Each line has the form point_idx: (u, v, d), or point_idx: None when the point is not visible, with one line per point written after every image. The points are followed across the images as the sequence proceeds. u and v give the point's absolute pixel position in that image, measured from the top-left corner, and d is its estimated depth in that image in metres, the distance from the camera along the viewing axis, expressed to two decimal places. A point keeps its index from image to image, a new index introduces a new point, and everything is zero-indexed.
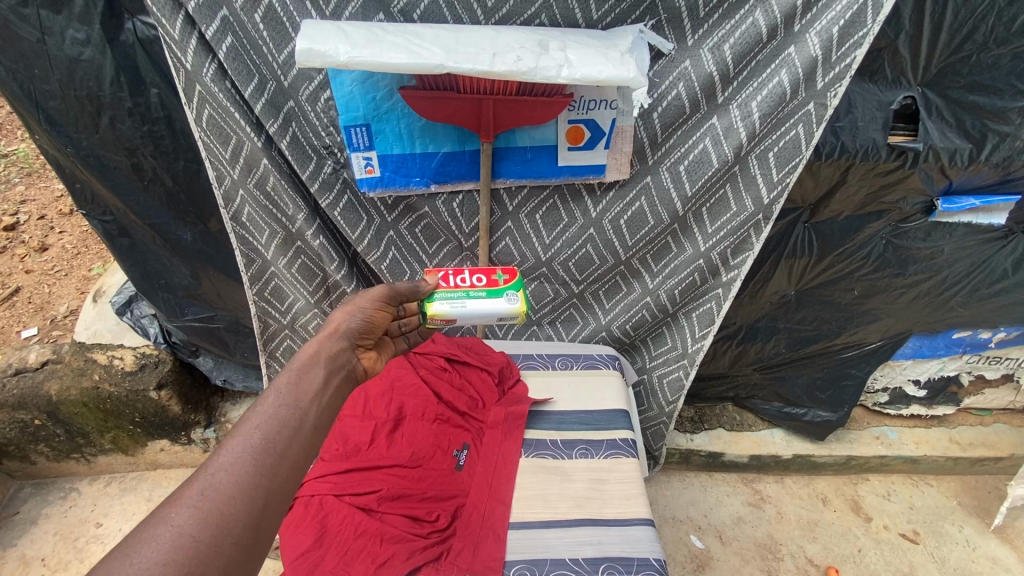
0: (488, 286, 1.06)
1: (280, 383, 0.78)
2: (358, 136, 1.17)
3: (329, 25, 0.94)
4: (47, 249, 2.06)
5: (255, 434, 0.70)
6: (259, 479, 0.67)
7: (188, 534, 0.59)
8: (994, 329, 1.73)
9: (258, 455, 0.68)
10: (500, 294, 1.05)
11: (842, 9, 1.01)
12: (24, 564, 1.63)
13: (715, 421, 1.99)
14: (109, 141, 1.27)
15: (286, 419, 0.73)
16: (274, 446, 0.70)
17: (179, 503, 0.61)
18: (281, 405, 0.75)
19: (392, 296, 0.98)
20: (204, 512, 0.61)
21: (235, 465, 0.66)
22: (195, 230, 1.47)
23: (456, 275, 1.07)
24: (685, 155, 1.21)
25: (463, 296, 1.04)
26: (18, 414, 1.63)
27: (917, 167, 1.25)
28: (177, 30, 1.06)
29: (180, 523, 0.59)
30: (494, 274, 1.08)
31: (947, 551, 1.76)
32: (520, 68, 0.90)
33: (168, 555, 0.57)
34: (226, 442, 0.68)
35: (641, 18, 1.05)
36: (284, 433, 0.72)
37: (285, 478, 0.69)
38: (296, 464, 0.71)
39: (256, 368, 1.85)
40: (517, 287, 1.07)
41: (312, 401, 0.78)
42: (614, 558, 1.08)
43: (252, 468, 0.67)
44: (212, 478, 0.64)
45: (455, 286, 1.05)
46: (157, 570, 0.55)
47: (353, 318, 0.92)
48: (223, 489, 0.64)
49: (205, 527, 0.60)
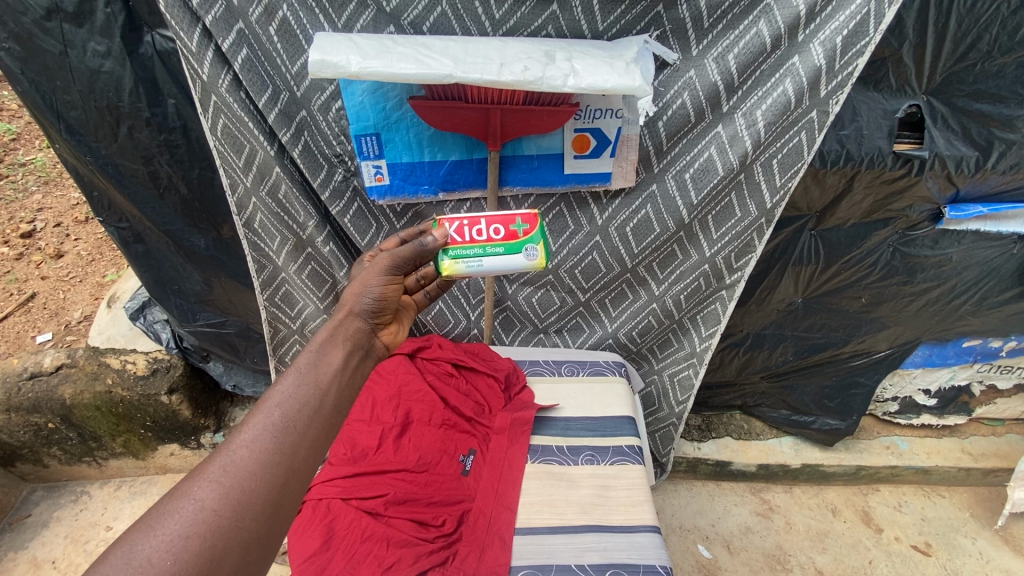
0: (506, 240, 1.00)
1: (300, 364, 0.78)
2: (369, 145, 1.20)
3: (341, 37, 0.97)
4: (62, 256, 2.11)
5: (276, 413, 0.71)
6: (278, 457, 0.67)
7: (209, 508, 0.61)
8: (1005, 337, 1.72)
9: (278, 434, 0.69)
10: (518, 249, 1.01)
11: (845, 20, 1.02)
12: (35, 566, 1.64)
13: (723, 430, 1.97)
14: (127, 149, 1.30)
15: (306, 399, 0.74)
16: (295, 426, 0.71)
17: (201, 477, 0.63)
18: (301, 385, 0.75)
19: (399, 263, 0.94)
20: (225, 487, 0.63)
21: (256, 442, 0.67)
22: (208, 236, 1.50)
23: (470, 227, 1.00)
24: (690, 163, 1.22)
25: (479, 253, 1.00)
26: (32, 418, 1.65)
27: (924, 175, 1.27)
28: (195, 43, 1.08)
29: (202, 497, 0.62)
30: (513, 223, 1.00)
31: (960, 564, 1.74)
32: (527, 79, 0.92)
33: (190, 528, 0.59)
34: (248, 420, 0.69)
35: (646, 29, 1.07)
36: (305, 412, 0.73)
37: (305, 457, 0.70)
38: (315, 443, 0.71)
39: (265, 373, 1.87)
40: (536, 240, 1.01)
41: (332, 381, 0.78)
42: (619, 564, 1.07)
43: (273, 444, 0.68)
44: (233, 454, 0.66)
45: (470, 242, 0.99)
46: (180, 543, 0.58)
47: (366, 301, 0.91)
48: (244, 466, 0.65)
49: (226, 501, 0.62)
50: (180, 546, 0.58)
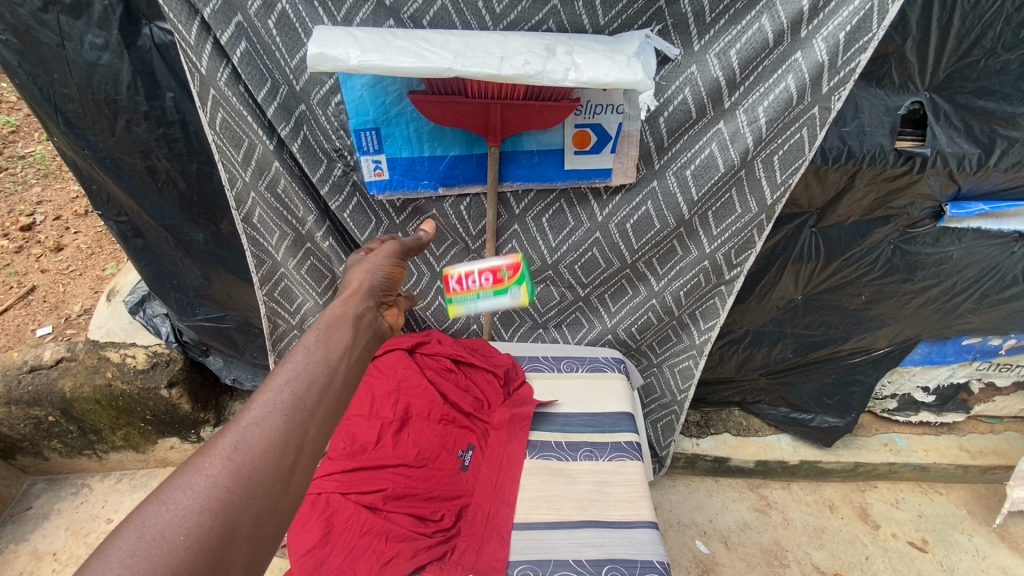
0: (495, 285, 1.13)
1: (308, 343, 0.78)
2: (368, 140, 1.19)
3: (339, 31, 0.96)
4: (62, 249, 2.10)
5: (285, 391, 0.70)
6: (289, 435, 0.67)
7: (221, 484, 0.60)
8: (1005, 336, 1.71)
9: (288, 412, 0.69)
10: (506, 294, 1.14)
11: (848, 15, 1.01)
12: (36, 559, 1.65)
13: (722, 426, 1.98)
14: (125, 143, 1.30)
15: (315, 377, 0.74)
16: (303, 404, 0.70)
17: (211, 453, 0.62)
18: (310, 363, 0.75)
19: (404, 250, 1.05)
20: (237, 464, 0.62)
21: (266, 420, 0.67)
22: (206, 231, 1.49)
23: (467, 273, 1.11)
24: (691, 159, 1.22)
25: (475, 297, 1.13)
26: (33, 411, 1.66)
27: (926, 172, 1.26)
28: (193, 36, 1.08)
29: (213, 473, 0.60)
30: (501, 269, 1.12)
31: (956, 560, 1.74)
32: (528, 72, 0.91)
33: (203, 503, 0.58)
34: (258, 397, 0.69)
35: (648, 24, 1.06)
36: (314, 390, 0.73)
37: (315, 435, 0.69)
38: (325, 421, 0.71)
39: (265, 367, 1.88)
40: (522, 283, 1.14)
41: (341, 359, 0.79)
42: (617, 560, 1.08)
43: (283, 422, 0.67)
44: (245, 431, 0.65)
45: (467, 289, 1.12)
46: (193, 518, 0.56)
47: (373, 276, 0.95)
48: (255, 442, 0.64)
49: (237, 477, 0.61)
50: (194, 521, 0.56)
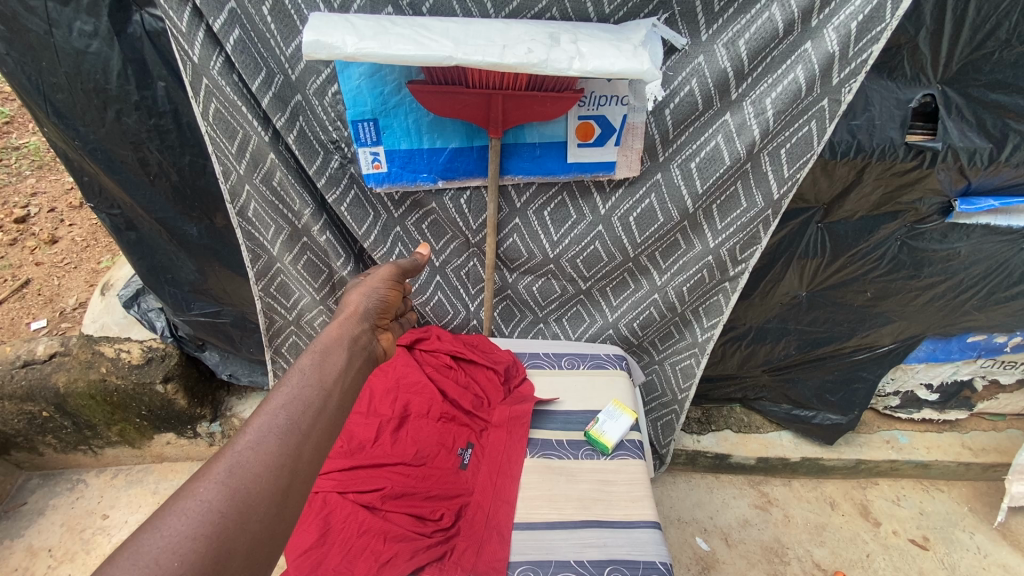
0: None
1: (303, 364, 0.77)
2: (366, 131, 1.16)
3: (336, 18, 0.93)
4: (57, 241, 2.07)
5: (281, 415, 0.69)
6: (283, 459, 0.65)
7: (216, 509, 0.58)
8: (1011, 333, 1.69)
9: (283, 435, 0.67)
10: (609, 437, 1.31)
11: (861, 4, 0.98)
12: (31, 554, 1.64)
13: (723, 422, 1.97)
14: (116, 134, 1.27)
15: (310, 400, 0.72)
16: (298, 427, 0.69)
17: (206, 478, 0.60)
18: (306, 386, 0.74)
19: (400, 273, 1.08)
20: (232, 488, 0.60)
21: (261, 444, 0.65)
22: (201, 225, 1.47)
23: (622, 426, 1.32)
24: (696, 152, 1.19)
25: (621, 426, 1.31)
26: (26, 406, 1.64)
27: (936, 167, 1.23)
28: (185, 22, 1.05)
29: (208, 499, 0.58)
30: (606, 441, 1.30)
31: (957, 558, 1.73)
32: (531, 61, 0.88)
33: (197, 529, 0.55)
34: (253, 421, 0.67)
35: (654, 12, 1.03)
36: (308, 413, 0.71)
37: (310, 458, 0.67)
38: (320, 442, 0.69)
39: (262, 363, 1.86)
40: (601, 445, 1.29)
41: (336, 381, 0.77)
42: (619, 560, 1.06)
43: (278, 446, 0.65)
44: (239, 456, 0.63)
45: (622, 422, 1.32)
46: (187, 544, 0.54)
47: (369, 297, 0.96)
48: (251, 467, 0.62)
49: (232, 502, 0.59)
50: (188, 547, 0.54)
